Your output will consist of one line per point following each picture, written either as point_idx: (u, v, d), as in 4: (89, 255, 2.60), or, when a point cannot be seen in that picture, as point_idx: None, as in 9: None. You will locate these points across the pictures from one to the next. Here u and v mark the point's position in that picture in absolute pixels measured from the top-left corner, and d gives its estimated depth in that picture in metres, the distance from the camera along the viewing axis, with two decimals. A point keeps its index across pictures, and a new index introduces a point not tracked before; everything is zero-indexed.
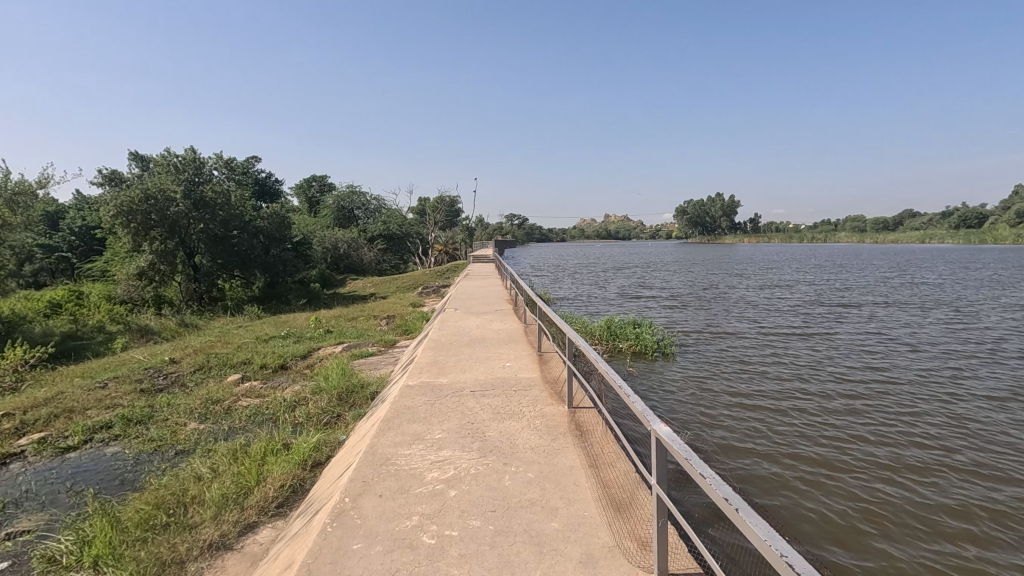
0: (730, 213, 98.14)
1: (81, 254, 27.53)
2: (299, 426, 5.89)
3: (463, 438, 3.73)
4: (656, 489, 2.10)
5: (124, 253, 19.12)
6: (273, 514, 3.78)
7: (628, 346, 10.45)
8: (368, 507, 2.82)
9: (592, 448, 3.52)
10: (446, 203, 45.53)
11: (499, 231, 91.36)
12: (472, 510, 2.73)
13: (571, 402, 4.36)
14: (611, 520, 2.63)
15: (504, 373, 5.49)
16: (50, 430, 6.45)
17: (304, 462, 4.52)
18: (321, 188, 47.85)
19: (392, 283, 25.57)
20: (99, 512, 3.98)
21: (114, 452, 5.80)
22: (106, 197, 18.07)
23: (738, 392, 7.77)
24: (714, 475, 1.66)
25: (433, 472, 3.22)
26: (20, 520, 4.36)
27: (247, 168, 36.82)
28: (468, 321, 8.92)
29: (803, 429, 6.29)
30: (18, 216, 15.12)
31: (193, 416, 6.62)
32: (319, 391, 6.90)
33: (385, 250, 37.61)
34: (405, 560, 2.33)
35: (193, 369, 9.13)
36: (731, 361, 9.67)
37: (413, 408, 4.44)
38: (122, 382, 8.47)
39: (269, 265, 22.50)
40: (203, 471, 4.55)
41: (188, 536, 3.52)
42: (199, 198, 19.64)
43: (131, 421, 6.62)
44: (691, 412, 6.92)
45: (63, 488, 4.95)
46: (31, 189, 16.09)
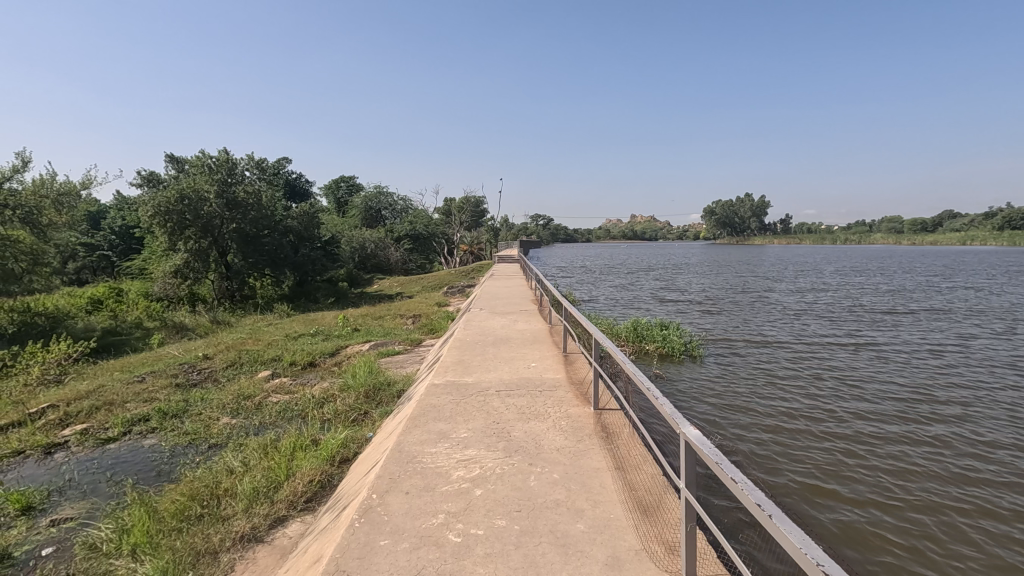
0: (761, 213, 95.94)
1: (121, 253, 28.42)
2: (327, 422, 5.98)
3: (489, 437, 3.74)
4: (685, 492, 2.06)
5: (160, 252, 19.72)
6: (302, 509, 3.85)
7: (655, 347, 10.36)
8: (394, 504, 2.85)
9: (619, 451, 3.49)
10: (472, 203, 45.58)
11: (525, 230, 91.30)
12: (498, 509, 2.74)
13: (597, 403, 4.33)
14: (638, 522, 2.61)
15: (529, 372, 5.50)
16: (92, 422, 6.71)
17: (332, 458, 4.59)
18: (349, 189, 48.64)
19: (418, 283, 25.81)
20: (138, 502, 4.12)
21: (151, 444, 6.00)
22: (145, 198, 18.69)
23: (768, 397, 7.64)
24: (746, 479, 1.61)
25: (459, 471, 3.23)
26: (64, 507, 4.54)
27: (278, 168, 37.69)
28: (494, 321, 8.95)
29: (835, 438, 6.16)
30: (62, 216, 15.77)
31: (226, 411, 6.81)
32: (347, 388, 7.01)
33: (412, 250, 37.98)
34: (431, 557, 2.36)
35: (226, 365, 9.36)
36: (760, 366, 9.49)
37: (439, 406, 4.47)
38: (159, 376, 8.76)
39: (298, 264, 22.89)
40: (235, 465, 4.66)
41: (221, 528, 3.61)
42: (232, 198, 20.13)
43: (167, 414, 6.83)
44: (718, 417, 6.85)
45: (104, 479, 5.13)
46: (75, 190, 16.76)
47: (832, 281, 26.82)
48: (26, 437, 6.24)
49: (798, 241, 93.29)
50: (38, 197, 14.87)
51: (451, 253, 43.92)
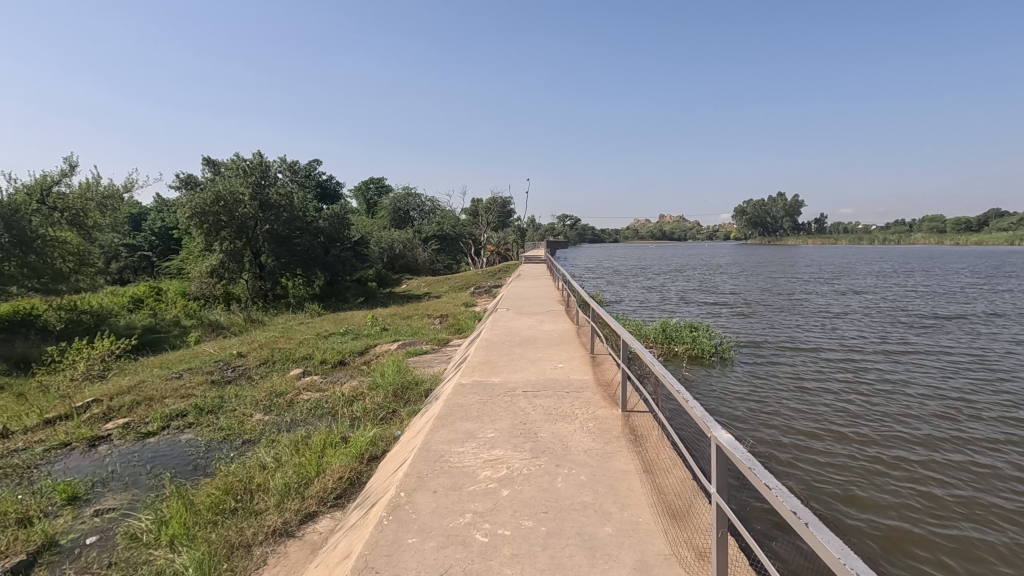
0: (794, 213, 93.53)
1: (161, 253, 29.44)
2: (356, 420, 6.08)
3: (515, 438, 3.74)
4: (715, 497, 2.02)
5: (197, 252, 20.34)
6: (332, 505, 3.92)
7: (684, 349, 10.22)
8: (422, 502, 2.88)
9: (647, 454, 3.45)
10: (499, 204, 45.64)
11: (551, 230, 90.90)
12: (524, 510, 2.74)
13: (626, 406, 4.28)
14: (667, 527, 2.57)
15: (557, 373, 5.48)
16: (133, 416, 6.96)
17: (361, 455, 4.65)
18: (379, 190, 49.41)
19: (446, 283, 26.02)
20: (176, 494, 4.25)
21: (188, 439, 6.19)
22: (183, 200, 19.36)
23: (800, 402, 7.46)
24: (781, 485, 1.57)
25: (486, 471, 3.23)
26: (107, 498, 4.72)
27: (310, 171, 38.53)
28: (521, 321, 8.98)
29: (872, 447, 5.98)
30: (106, 218, 16.42)
31: (259, 408, 6.97)
32: (375, 387, 7.11)
33: (440, 250, 38.32)
34: (458, 557, 2.36)
35: (259, 363, 9.60)
36: (793, 370, 9.26)
37: (466, 406, 4.49)
38: (196, 373, 9.04)
39: (329, 264, 23.30)
40: (268, 461, 4.77)
41: (254, 522, 3.71)
42: (266, 200, 20.66)
43: (203, 410, 7.04)
44: (749, 422, 6.72)
45: (144, 471, 5.32)
46: (118, 193, 17.45)
47: (869, 283, 26.06)
48: (71, 430, 6.52)
49: (833, 241, 90.80)
50: (84, 200, 15.53)
51: (478, 253, 44.08)
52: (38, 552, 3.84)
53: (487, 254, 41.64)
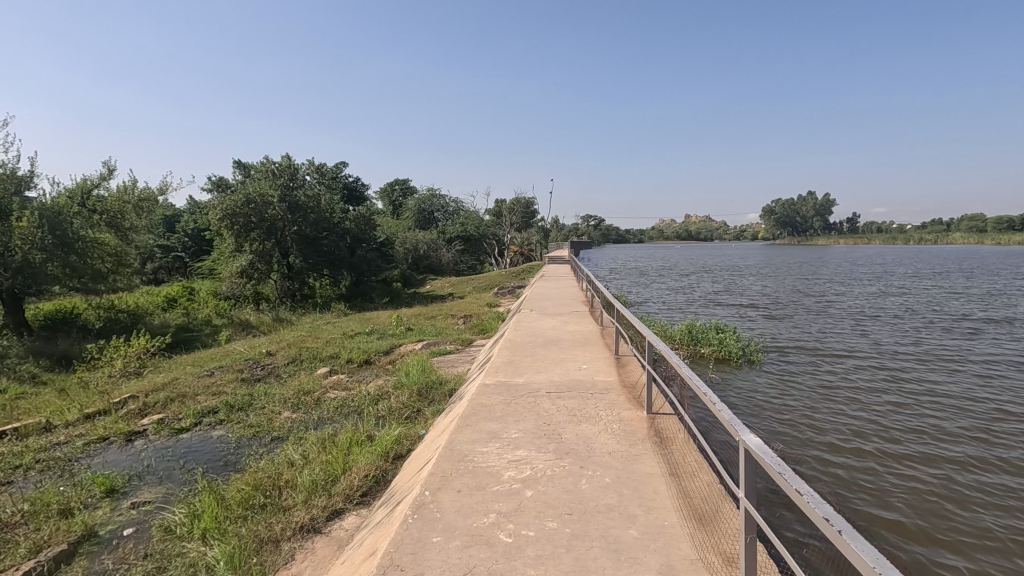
0: (824, 212, 91.25)
1: (193, 254, 30.28)
2: (382, 418, 6.15)
3: (540, 438, 3.74)
4: (744, 502, 1.98)
5: (227, 253, 20.84)
6: (358, 502, 3.98)
7: (711, 351, 10.07)
8: (446, 501, 2.90)
9: (673, 456, 3.40)
10: (522, 204, 45.61)
11: (575, 231, 90.54)
12: (548, 511, 2.73)
13: (651, 407, 4.24)
14: (694, 532, 2.53)
15: (581, 375, 5.46)
16: (167, 413, 7.17)
17: (386, 454, 4.71)
18: (403, 192, 49.97)
19: (470, 283, 26.17)
20: (207, 489, 4.36)
21: (219, 435, 6.35)
22: (214, 202, 19.88)
23: (831, 407, 7.29)
24: (812, 492, 1.52)
25: (510, 472, 3.24)
26: (142, 491, 4.87)
27: (337, 173, 39.18)
28: (545, 321, 8.97)
29: (906, 455, 5.80)
30: (142, 220, 16.94)
31: (287, 405, 7.11)
32: (400, 386, 7.18)
33: (463, 251, 38.57)
34: (482, 557, 2.37)
35: (287, 362, 9.79)
36: (824, 373, 9.05)
37: (490, 406, 4.50)
38: (226, 371, 9.27)
39: (354, 265, 23.62)
40: (295, 457, 4.86)
41: (282, 518, 3.78)
42: (294, 202, 21.07)
43: (234, 407, 7.21)
44: (778, 427, 6.58)
45: (177, 466, 5.47)
46: (153, 196, 17.99)
47: (903, 284, 25.34)
48: (109, 425, 6.75)
49: (866, 241, 88.41)
50: (121, 203, 16.08)
51: (502, 253, 44.18)
52: (78, 542, 3.99)
53: (510, 254, 41.63)
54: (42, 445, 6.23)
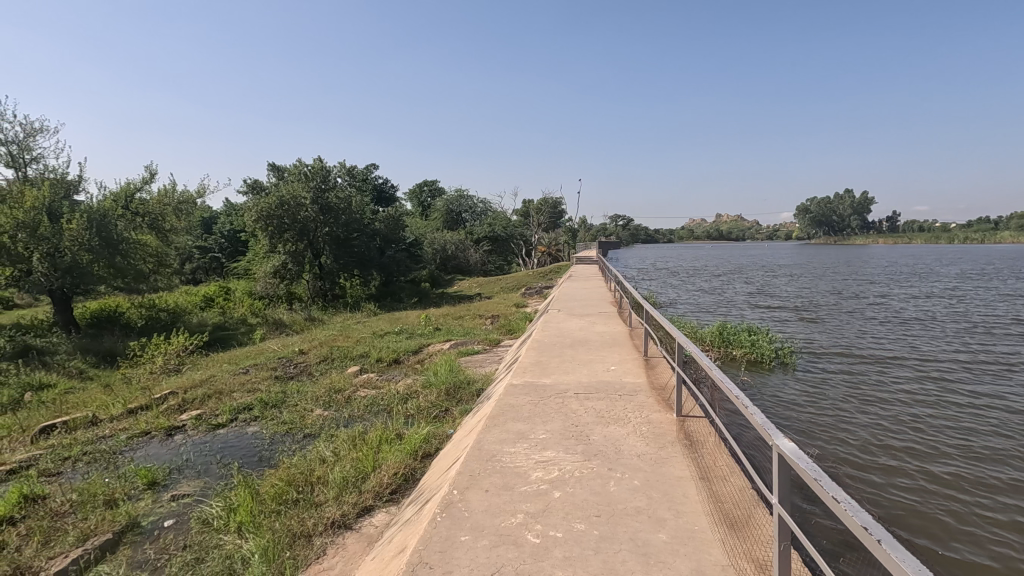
0: (862, 210, 88.43)
1: (229, 254, 31.19)
2: (410, 417, 6.23)
3: (568, 439, 3.73)
4: (778, 508, 1.94)
5: (262, 254, 21.38)
6: (387, 500, 4.04)
7: (743, 353, 9.87)
8: (474, 501, 2.91)
9: (704, 460, 3.35)
10: (550, 204, 45.50)
11: (603, 231, 89.91)
12: (576, 513, 2.72)
13: (680, 410, 4.18)
14: (725, 537, 2.49)
15: (609, 376, 5.42)
16: (205, 409, 7.40)
17: (415, 452, 4.76)
18: (432, 193, 50.47)
19: (498, 284, 26.26)
20: (243, 483, 4.49)
21: (254, 431, 6.52)
22: (249, 204, 20.44)
23: (869, 413, 7.06)
24: (850, 499, 1.48)
25: (538, 472, 3.24)
26: (182, 484, 5.04)
27: (367, 174, 39.81)
28: (573, 322, 8.94)
29: (950, 464, 5.58)
30: (181, 222, 17.50)
31: (319, 403, 7.26)
32: (429, 385, 7.26)
33: (491, 251, 38.74)
34: (510, 557, 2.38)
35: (319, 360, 9.99)
36: (861, 378, 8.78)
37: (518, 407, 4.51)
38: (261, 369, 9.52)
39: (384, 265, 23.95)
40: (327, 454, 4.95)
41: (314, 513, 3.86)
42: (326, 204, 21.50)
43: (268, 404, 7.39)
44: (813, 433, 6.41)
45: (214, 461, 5.65)
46: (192, 198, 18.56)
47: (945, 285, 24.41)
48: (151, 419, 7.01)
49: (906, 241, 85.33)
50: (162, 205, 16.68)
51: (529, 254, 44.18)
52: (122, 532, 4.15)
53: (538, 254, 41.56)
54: (88, 438, 6.50)
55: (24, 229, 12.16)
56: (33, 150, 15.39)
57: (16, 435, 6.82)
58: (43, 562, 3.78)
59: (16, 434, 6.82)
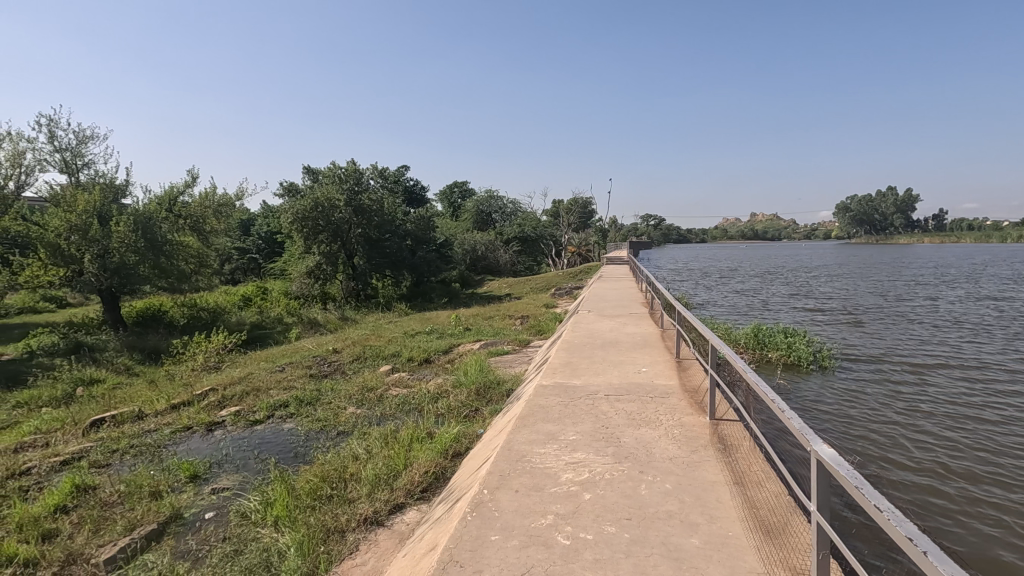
0: (907, 208, 84.99)
1: (266, 255, 32.12)
2: (441, 416, 6.29)
3: (598, 441, 3.70)
4: (816, 515, 1.89)
5: (297, 254, 21.91)
6: (418, 498, 4.08)
7: (779, 356, 9.63)
8: (504, 501, 2.92)
9: (738, 465, 3.27)
10: (580, 204, 45.19)
11: (635, 231, 88.95)
12: (607, 515, 2.70)
13: (714, 413, 4.09)
14: (760, 544, 2.43)
15: (640, 378, 5.35)
16: (243, 405, 7.62)
17: (445, 451, 4.80)
18: (462, 194, 50.86)
19: (527, 284, 26.26)
20: (279, 478, 4.60)
21: (290, 428, 6.69)
22: (286, 206, 20.99)
23: (913, 420, 6.80)
24: (893, 509, 1.43)
25: (567, 473, 3.23)
26: (222, 478, 5.21)
27: (399, 176, 40.40)
28: (603, 323, 8.88)
29: (1001, 475, 5.33)
30: (221, 224, 18.04)
31: (351, 401, 7.41)
32: (458, 385, 7.31)
33: (520, 251, 38.84)
34: (540, 557, 2.38)
35: (352, 359, 10.19)
36: (904, 383, 8.46)
37: (548, 407, 4.50)
38: (296, 367, 9.76)
39: (415, 265, 24.21)
40: (360, 451, 5.04)
41: (348, 509, 3.94)
42: (359, 206, 21.89)
43: (303, 401, 7.57)
44: (853, 439, 6.20)
45: (252, 456, 5.81)
46: (231, 201, 19.10)
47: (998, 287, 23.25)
48: (192, 415, 7.26)
49: (954, 240, 81.62)
50: (203, 208, 17.26)
51: (559, 254, 44.05)
52: (167, 523, 4.32)
53: (568, 254, 41.34)
54: (135, 432, 6.78)
55: (77, 231, 12.75)
56: (84, 156, 16.14)
57: (69, 427, 7.17)
58: (94, 549, 3.96)
59: (69, 427, 7.17)
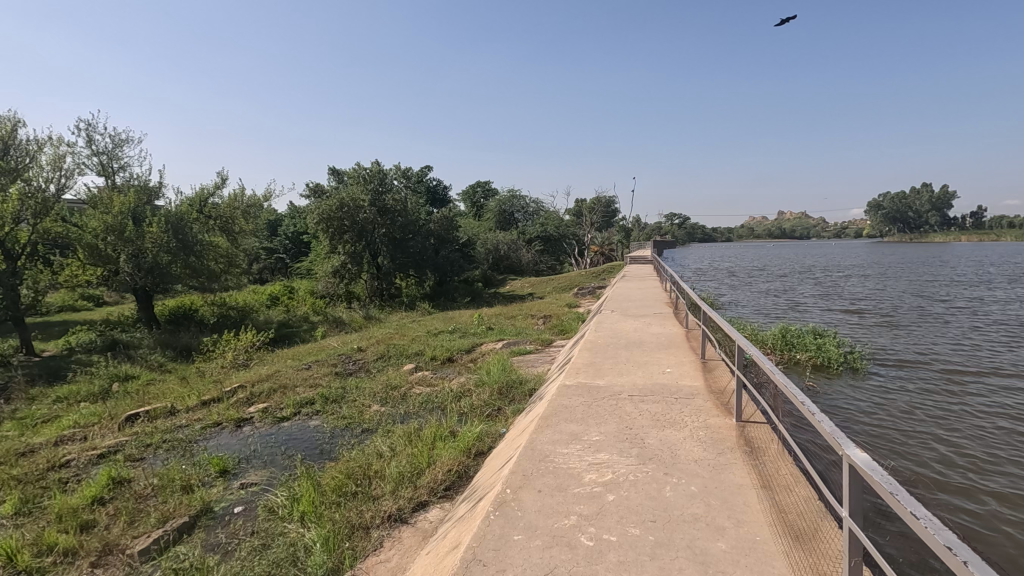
0: (943, 205, 82.21)
1: (293, 255, 32.74)
2: (464, 415, 6.32)
3: (622, 442, 3.67)
4: (848, 521, 1.84)
5: (323, 254, 22.26)
6: (441, 496, 4.11)
7: (807, 357, 9.41)
8: (528, 501, 2.92)
9: (766, 468, 3.21)
10: (603, 203, 44.96)
11: (658, 230, 88.10)
12: (632, 517, 2.67)
13: (740, 415, 4.02)
14: (790, 549, 2.37)
15: (664, 378, 5.29)
16: (271, 402, 7.77)
17: (468, 450, 4.83)
18: (485, 194, 51.02)
19: (550, 284, 26.19)
20: (305, 475, 4.67)
21: (316, 425, 6.79)
22: (312, 207, 21.37)
23: (950, 425, 6.57)
24: (930, 517, 1.38)
25: (591, 474, 3.21)
26: (250, 473, 5.32)
27: (422, 177, 40.73)
28: (627, 322, 8.80)
29: None
30: (249, 224, 18.43)
31: (376, 399, 7.49)
32: (481, 384, 7.34)
33: (543, 251, 38.83)
34: (564, 558, 2.36)
35: (376, 357, 10.31)
36: (940, 386, 8.20)
37: (571, 408, 4.48)
38: (322, 365, 9.91)
39: (438, 265, 24.34)
40: (384, 450, 5.08)
41: (372, 506, 3.98)
42: (383, 206, 22.14)
43: (328, 399, 7.69)
44: (886, 444, 6.03)
45: (279, 452, 5.92)
46: (260, 202, 19.49)
47: None
48: (222, 411, 7.44)
49: (994, 238, 78.59)
50: (232, 209, 17.64)
51: (582, 253, 43.80)
52: (197, 516, 4.43)
53: (591, 254, 41.12)
54: (167, 427, 6.97)
55: (113, 232, 13.17)
56: (120, 159, 16.64)
57: (106, 421, 7.41)
58: (129, 540, 4.09)
59: (105, 421, 7.41)
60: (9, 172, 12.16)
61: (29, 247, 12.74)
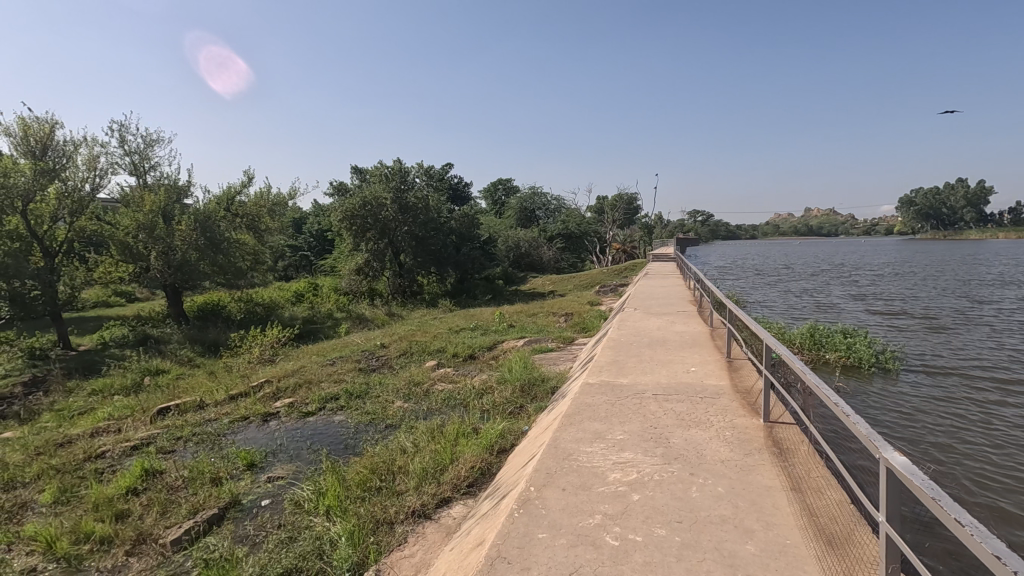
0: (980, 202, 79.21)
1: (317, 252, 33.14)
2: (486, 412, 6.33)
3: (646, 442, 3.62)
4: (885, 526, 1.79)
5: (346, 251, 22.52)
6: (464, 492, 4.13)
7: (837, 358, 9.20)
8: (551, 499, 2.90)
9: (796, 469, 3.14)
10: (625, 200, 44.62)
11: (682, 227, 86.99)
12: (658, 517, 2.64)
13: (768, 416, 3.94)
14: (822, 554, 2.32)
15: (689, 377, 5.22)
16: (296, 397, 7.89)
17: (491, 447, 4.83)
18: (506, 191, 51.01)
19: (572, 281, 26.03)
20: (330, 469, 4.73)
21: (340, 420, 6.87)
22: (335, 205, 21.65)
23: (987, 429, 6.36)
24: (976, 524, 1.33)
25: (615, 473, 3.18)
26: (276, 467, 5.40)
27: (443, 175, 40.93)
28: (650, 321, 8.69)
29: None
30: (275, 222, 18.73)
31: (399, 395, 7.56)
32: (503, 381, 7.34)
33: (564, 249, 38.69)
34: (588, 557, 2.35)
35: (399, 354, 10.39)
36: (977, 389, 7.94)
37: (594, 406, 4.44)
38: (346, 361, 10.04)
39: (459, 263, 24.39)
40: (407, 445, 5.12)
41: (396, 501, 4.01)
42: (406, 204, 22.30)
43: (352, 395, 7.78)
44: (921, 449, 5.85)
45: (305, 447, 6.01)
46: (284, 201, 19.79)
47: None
48: (249, 406, 7.58)
49: None
50: (258, 207, 17.92)
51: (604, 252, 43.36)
52: (226, 508, 4.52)
53: (613, 252, 40.75)
54: (196, 421, 7.13)
55: (144, 230, 13.53)
56: (151, 158, 17.04)
57: (139, 414, 7.62)
58: (162, 530, 4.20)
59: (138, 414, 7.62)
60: (49, 172, 12.55)
61: (65, 245, 13.18)
